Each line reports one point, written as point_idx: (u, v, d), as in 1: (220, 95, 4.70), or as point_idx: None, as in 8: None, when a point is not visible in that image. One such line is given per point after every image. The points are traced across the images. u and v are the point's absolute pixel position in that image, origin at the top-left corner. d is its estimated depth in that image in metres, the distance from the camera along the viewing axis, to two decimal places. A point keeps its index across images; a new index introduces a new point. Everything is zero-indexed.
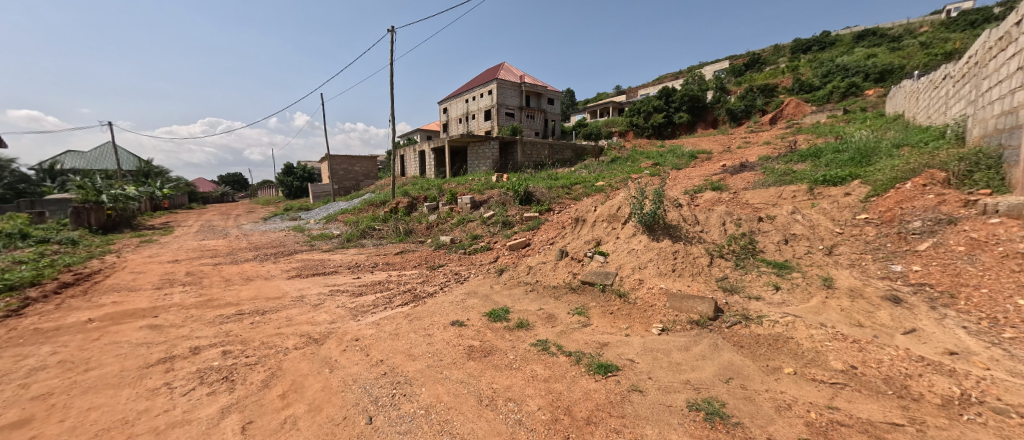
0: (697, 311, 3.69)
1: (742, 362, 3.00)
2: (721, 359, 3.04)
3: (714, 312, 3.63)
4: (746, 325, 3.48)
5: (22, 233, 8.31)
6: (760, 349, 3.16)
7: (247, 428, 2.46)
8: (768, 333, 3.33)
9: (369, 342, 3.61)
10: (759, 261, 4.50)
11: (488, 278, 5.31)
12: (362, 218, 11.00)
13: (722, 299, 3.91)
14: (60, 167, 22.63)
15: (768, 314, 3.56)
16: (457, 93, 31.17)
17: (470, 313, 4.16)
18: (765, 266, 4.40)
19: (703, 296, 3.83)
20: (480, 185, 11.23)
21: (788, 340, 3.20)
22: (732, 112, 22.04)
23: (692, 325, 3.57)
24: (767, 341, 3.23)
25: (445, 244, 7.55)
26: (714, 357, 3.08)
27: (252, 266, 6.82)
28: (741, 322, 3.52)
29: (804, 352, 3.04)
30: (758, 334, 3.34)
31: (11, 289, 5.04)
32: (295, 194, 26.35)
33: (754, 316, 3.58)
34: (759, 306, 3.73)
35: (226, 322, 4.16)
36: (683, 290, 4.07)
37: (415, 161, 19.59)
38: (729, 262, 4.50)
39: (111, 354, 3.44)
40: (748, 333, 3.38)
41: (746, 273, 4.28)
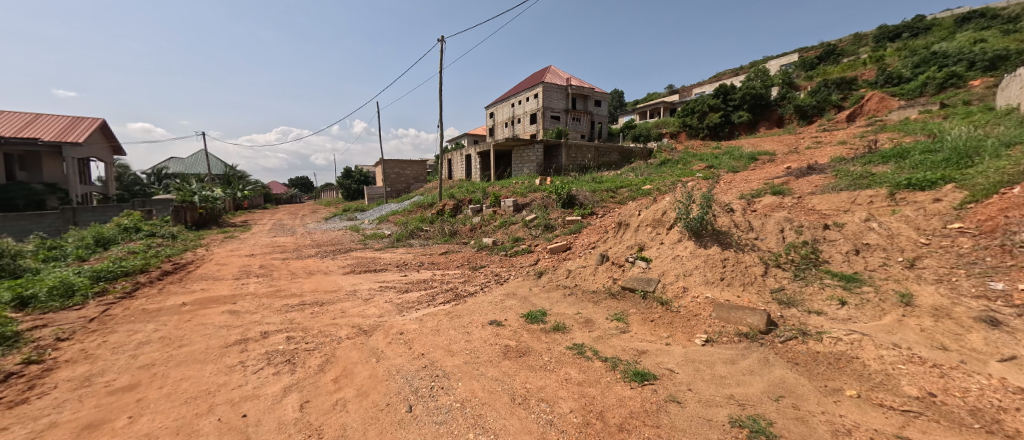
0: (747, 323, 3.50)
1: (796, 380, 2.83)
2: (772, 376, 2.88)
3: (766, 326, 3.43)
4: (803, 340, 3.25)
5: (136, 227, 9.82)
6: (817, 368, 2.95)
7: (305, 407, 2.75)
8: (829, 351, 3.10)
9: (413, 336, 3.86)
10: (823, 272, 4.16)
11: (527, 280, 5.40)
12: (411, 219, 11.61)
13: (776, 311, 3.67)
14: (165, 171, 26.31)
15: (829, 331, 3.30)
16: (504, 97, 31.68)
17: (508, 314, 4.28)
18: (829, 278, 4.06)
19: (754, 308, 3.62)
20: (523, 188, 11.39)
21: (853, 360, 2.96)
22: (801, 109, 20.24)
23: (740, 338, 3.40)
24: (825, 360, 3.01)
25: (487, 245, 7.76)
26: (764, 373, 2.92)
27: (314, 262, 7.47)
28: (797, 338, 3.30)
29: (871, 375, 2.80)
30: (816, 352, 3.11)
31: (127, 274, 5.99)
32: (352, 196, 28.27)
33: (812, 331, 3.34)
34: (820, 322, 3.47)
35: (290, 311, 4.65)
36: (732, 300, 3.87)
37: (461, 165, 20.21)
38: (787, 272, 4.21)
39: (198, 334, 3.99)
40: (806, 350, 3.16)
41: (807, 286, 3.98)
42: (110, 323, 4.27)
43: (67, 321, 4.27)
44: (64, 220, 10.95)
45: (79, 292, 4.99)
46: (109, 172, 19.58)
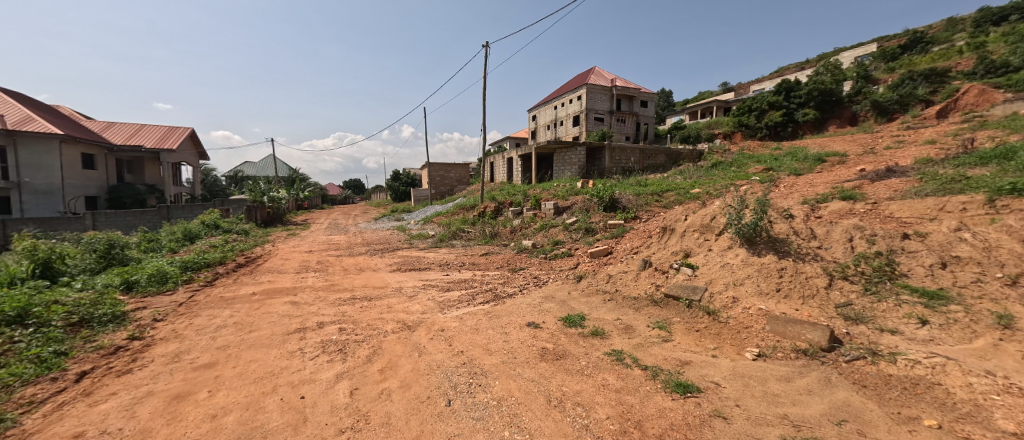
0: (806, 339, 3.14)
1: (863, 404, 2.47)
2: (834, 397, 2.55)
3: (830, 343, 3.04)
4: (873, 361, 2.86)
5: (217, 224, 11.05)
6: (890, 392, 2.56)
7: (355, 393, 2.97)
8: (904, 374, 2.70)
9: (453, 333, 4.01)
10: (899, 286, 3.69)
11: (566, 284, 5.37)
12: (454, 220, 11.97)
13: (841, 328, 3.29)
14: (240, 174, 29.24)
15: (906, 353, 2.88)
16: (547, 100, 31.69)
17: (546, 316, 4.29)
18: (908, 293, 3.60)
19: (816, 323, 3.24)
20: (565, 191, 11.33)
21: (935, 386, 2.55)
22: (880, 106, 17.73)
23: (798, 354, 3.05)
24: (899, 384, 2.62)
25: (527, 248, 7.82)
26: (825, 394, 2.59)
27: (365, 259, 7.94)
28: (866, 358, 2.91)
29: (957, 404, 2.38)
30: (889, 375, 2.72)
31: (209, 265, 6.74)
32: (400, 198, 29.56)
33: (885, 352, 2.93)
34: (895, 342, 3.05)
35: (343, 304, 4.99)
36: (789, 313, 3.53)
37: (503, 168, 20.47)
38: (856, 286, 3.79)
39: (266, 321, 4.41)
40: (876, 372, 2.77)
41: (880, 301, 3.55)
42: (194, 308, 4.84)
43: (162, 304, 4.90)
44: (160, 217, 12.49)
45: (171, 279, 5.70)
46: (196, 175, 22.03)
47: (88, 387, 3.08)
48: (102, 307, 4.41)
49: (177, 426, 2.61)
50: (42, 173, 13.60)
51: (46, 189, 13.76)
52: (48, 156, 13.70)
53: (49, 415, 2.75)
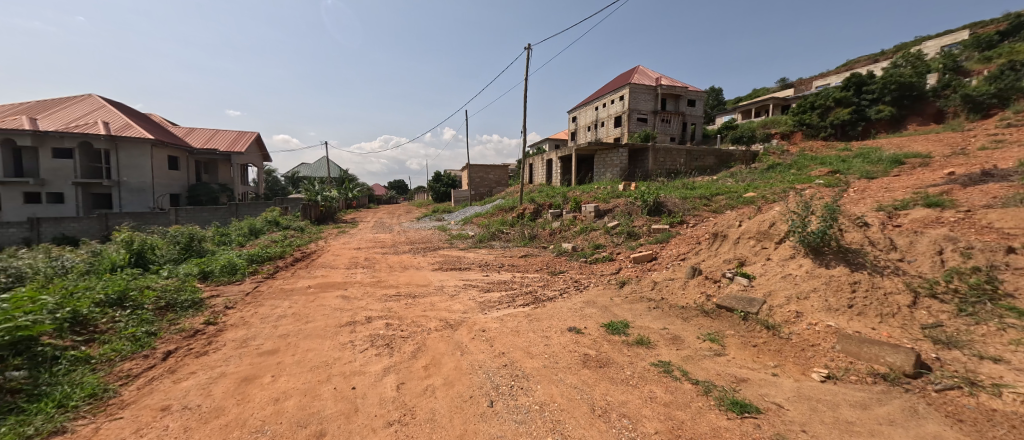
0: (885, 362, 2.82)
1: None
2: (921, 430, 2.25)
3: (916, 369, 2.70)
4: (970, 393, 2.49)
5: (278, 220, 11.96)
6: (993, 430, 2.20)
7: (401, 387, 3.07)
8: (1012, 410, 2.30)
9: (494, 334, 4.03)
10: (1003, 308, 3.12)
11: (608, 289, 5.23)
12: (493, 222, 12.08)
13: (929, 352, 2.91)
14: (297, 174, 31.47)
15: (1012, 385, 2.46)
16: (588, 101, 31.25)
17: (588, 322, 4.20)
18: (1015, 316, 3.02)
19: (897, 345, 2.91)
20: (606, 194, 11.09)
21: None
22: (973, 101, 15.41)
23: (875, 379, 2.75)
24: (1003, 420, 2.24)
25: (567, 251, 7.72)
26: (910, 426, 2.30)
27: (408, 258, 8.21)
28: (961, 388, 2.54)
29: None
30: (991, 410, 2.33)
31: (271, 258, 7.29)
32: (440, 198, 30.29)
33: (985, 383, 2.53)
34: (998, 371, 2.62)
35: (389, 301, 5.18)
36: (864, 333, 3.19)
37: (542, 170, 20.44)
38: (947, 306, 3.31)
39: (320, 313, 4.68)
40: (974, 405, 2.40)
41: (978, 325, 3.06)
42: (259, 297, 5.24)
43: (231, 293, 5.35)
44: (230, 214, 13.70)
45: (240, 270, 6.21)
46: (260, 175, 23.92)
47: (172, 365, 3.43)
48: (184, 293, 4.90)
49: (246, 406, 2.83)
50: (136, 174, 15.35)
51: (139, 187, 15.54)
52: (142, 158, 15.41)
53: (142, 387, 3.08)
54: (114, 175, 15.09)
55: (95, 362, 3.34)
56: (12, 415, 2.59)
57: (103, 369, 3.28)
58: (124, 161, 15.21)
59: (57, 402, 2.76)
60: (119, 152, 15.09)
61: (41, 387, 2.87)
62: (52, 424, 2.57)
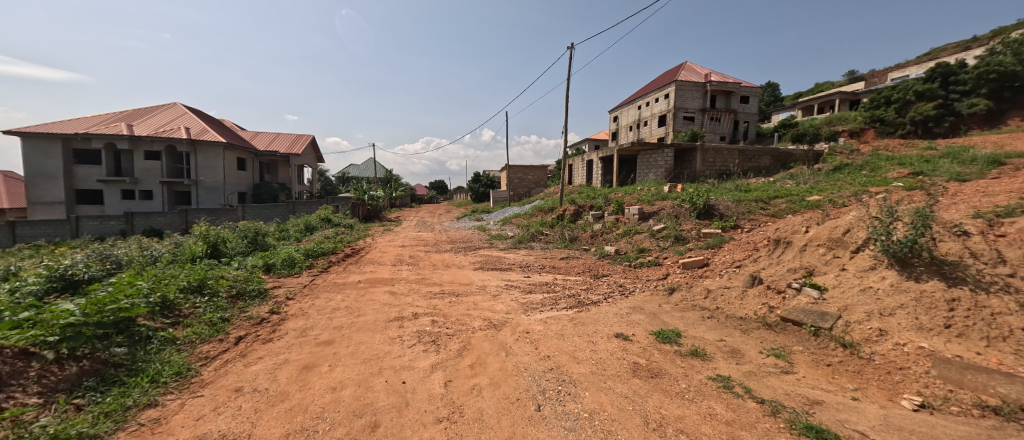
0: (995, 394, 2.47)
1: None
2: None
3: None
4: None
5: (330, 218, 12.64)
6: None
7: (449, 384, 3.10)
8: None
9: (538, 337, 3.98)
10: None
11: (655, 296, 5.00)
12: (533, 222, 12.04)
13: None
14: (346, 174, 33.21)
15: None
16: (630, 99, 30.36)
17: (636, 329, 4.04)
18: None
19: (1012, 374, 2.52)
20: (650, 195, 10.70)
21: None
22: None
23: (983, 412, 2.40)
24: None
25: (610, 254, 7.52)
26: None
27: (450, 256, 8.36)
28: None
29: None
30: None
31: (324, 253, 7.71)
32: (479, 199, 30.67)
33: None
34: None
35: (434, 298, 5.29)
36: (966, 358, 2.81)
37: (582, 171, 20.14)
38: None
39: (370, 307, 4.87)
40: None
41: None
42: (315, 290, 5.56)
43: (291, 285, 5.70)
44: (288, 211, 14.68)
45: (298, 264, 6.62)
46: (314, 175, 25.46)
47: (243, 349, 3.70)
48: (251, 283, 5.30)
49: (307, 393, 2.98)
50: (210, 174, 16.86)
51: (212, 186, 17.05)
52: (215, 160, 16.89)
53: (218, 369, 3.35)
54: (193, 176, 16.68)
55: (179, 343, 3.69)
56: (115, 387, 2.92)
57: (186, 349, 3.62)
58: (201, 162, 16.78)
59: (150, 377, 3.09)
60: (197, 154, 16.66)
61: (138, 363, 3.22)
62: (147, 397, 2.86)
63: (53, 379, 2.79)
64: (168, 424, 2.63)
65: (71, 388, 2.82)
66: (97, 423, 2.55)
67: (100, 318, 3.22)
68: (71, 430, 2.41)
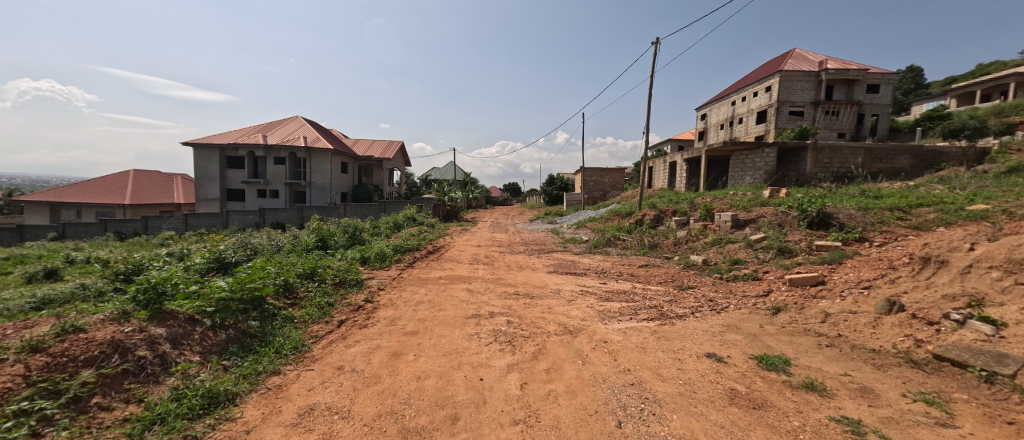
0: None
1: None
2: None
3: None
4: None
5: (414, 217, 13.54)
6: None
7: (525, 387, 3.06)
8: None
9: (617, 348, 3.76)
10: None
11: (755, 315, 4.40)
12: (609, 227, 11.56)
13: None
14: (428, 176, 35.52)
15: None
16: (722, 95, 27.76)
17: (732, 350, 3.61)
18: None
19: None
20: (745, 200, 9.59)
21: None
22: None
23: None
24: None
25: (696, 264, 6.88)
26: None
27: (524, 258, 8.40)
28: None
29: None
30: None
31: (410, 249, 8.27)
32: (553, 201, 30.52)
33: None
34: None
35: (510, 298, 5.34)
36: None
37: (664, 173, 18.89)
38: None
39: (450, 303, 5.06)
40: None
41: None
42: (402, 283, 5.98)
43: (382, 277, 6.21)
44: (380, 210, 16.11)
45: (388, 258, 7.19)
46: (402, 178, 27.65)
47: (344, 332, 4.10)
48: (351, 273, 5.89)
49: (396, 378, 3.18)
50: (321, 176, 19.38)
51: (321, 187, 19.54)
52: (324, 164, 19.37)
53: (325, 347, 3.76)
54: (308, 178, 19.31)
55: (297, 321, 4.23)
56: (251, 354, 3.43)
57: (301, 327, 4.13)
58: (314, 166, 19.36)
59: (276, 348, 3.58)
60: (311, 159, 19.28)
61: (268, 335, 3.76)
62: (273, 365, 3.31)
63: (209, 342, 3.37)
64: (288, 391, 2.99)
65: (221, 351, 3.38)
66: (238, 382, 3.02)
67: (242, 294, 3.84)
68: (221, 386, 2.88)
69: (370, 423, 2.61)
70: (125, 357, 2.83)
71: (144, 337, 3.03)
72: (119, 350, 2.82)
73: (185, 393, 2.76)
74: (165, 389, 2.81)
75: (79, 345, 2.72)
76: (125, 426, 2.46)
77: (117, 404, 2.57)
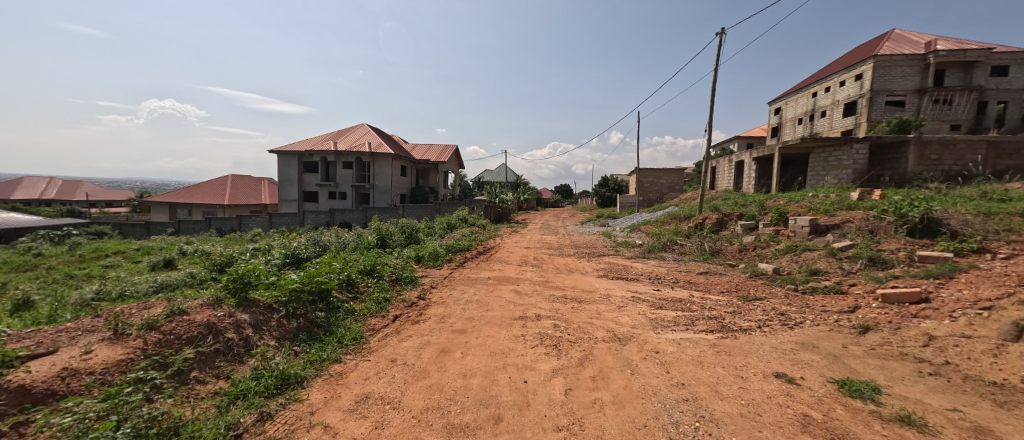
0: None
1: None
2: None
3: None
4: None
5: (466, 218, 13.91)
6: None
7: (569, 393, 2.95)
8: None
9: (670, 359, 3.51)
10: None
11: (837, 334, 3.88)
12: (664, 230, 10.96)
13: None
14: (481, 178, 36.32)
15: None
16: (800, 87, 25.18)
17: (806, 371, 3.20)
18: None
19: None
20: (827, 203, 8.57)
21: None
22: None
23: None
24: None
25: (765, 273, 6.25)
26: None
27: (573, 261, 8.22)
28: None
29: None
30: None
31: (461, 249, 8.47)
32: (605, 203, 29.75)
33: None
34: None
35: (557, 302, 5.23)
36: None
37: (729, 174, 17.52)
38: None
39: (498, 304, 5.08)
40: None
41: None
42: (452, 282, 6.13)
43: (434, 275, 6.42)
44: (435, 211, 16.72)
45: (440, 257, 7.41)
46: (456, 180, 28.53)
47: (398, 326, 4.28)
48: (406, 271, 6.15)
49: (443, 374, 3.24)
50: (382, 179, 20.63)
51: (383, 189, 20.80)
52: (386, 167, 20.61)
53: (381, 339, 3.95)
54: (371, 181, 20.67)
55: (357, 314, 4.50)
56: (318, 342, 3.70)
57: (361, 320, 4.38)
58: (377, 170, 20.68)
59: (339, 338, 3.83)
60: (375, 163, 20.62)
61: (332, 326, 4.04)
62: (335, 354, 3.54)
63: (284, 329, 3.70)
64: (347, 379, 3.17)
65: (293, 338, 3.69)
66: (306, 367, 3.27)
67: (311, 287, 4.17)
68: (292, 369, 3.14)
69: (417, 416, 2.67)
70: (218, 338, 3.18)
71: (232, 321, 3.39)
72: (212, 331, 3.19)
73: (263, 372, 3.04)
74: (247, 369, 3.12)
75: (182, 326, 3.11)
76: (216, 398, 2.76)
77: (209, 378, 2.90)
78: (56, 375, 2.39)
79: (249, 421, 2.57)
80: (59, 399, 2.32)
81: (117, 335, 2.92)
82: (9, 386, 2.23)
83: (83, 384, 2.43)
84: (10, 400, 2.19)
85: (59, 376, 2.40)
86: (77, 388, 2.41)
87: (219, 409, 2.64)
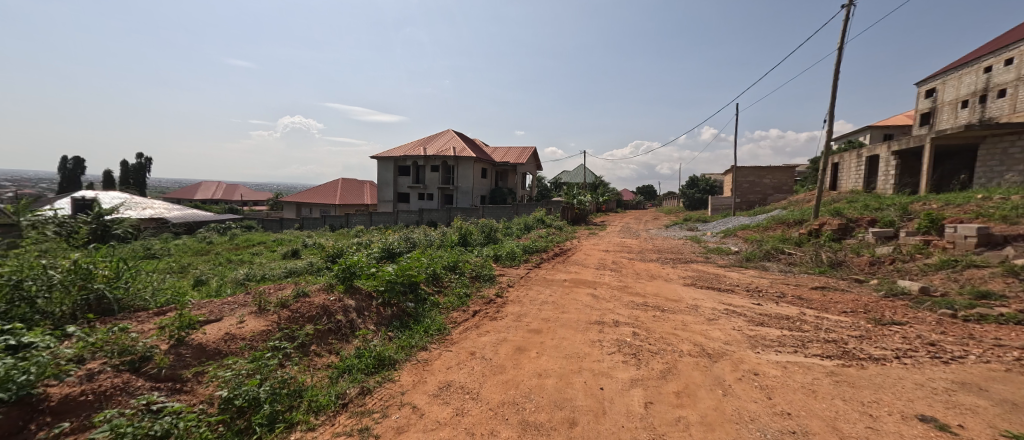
0: None
1: None
2: None
3: None
4: None
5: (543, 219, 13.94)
6: None
7: (650, 407, 2.75)
8: None
9: (772, 384, 3.07)
10: None
11: (1018, 376, 3.00)
12: (767, 237, 9.69)
13: None
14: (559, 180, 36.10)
15: None
16: (965, 62, 20.26)
17: (967, 418, 2.54)
18: None
19: None
20: (1003, 208, 6.75)
21: None
22: None
23: None
24: None
25: (906, 292, 5.14)
26: None
27: (656, 267, 7.70)
28: None
29: None
30: None
31: (537, 250, 8.49)
32: (694, 206, 27.46)
33: None
34: None
35: (638, 309, 4.93)
36: None
37: (855, 173, 14.83)
38: None
39: (575, 306, 4.96)
40: None
41: None
42: (529, 281, 6.16)
43: (512, 275, 6.52)
44: (513, 211, 17.12)
45: (518, 257, 7.52)
46: (534, 181, 28.79)
47: (476, 321, 4.43)
48: (485, 268, 6.37)
49: (520, 372, 3.26)
50: (465, 181, 21.86)
51: (465, 191, 21.98)
52: (469, 170, 21.75)
53: (461, 332, 4.13)
54: (455, 183, 21.99)
55: (440, 307, 4.77)
56: (407, 330, 4.01)
57: (444, 312, 4.64)
58: (460, 173, 21.93)
59: (426, 328, 4.10)
60: (458, 166, 21.90)
61: (420, 316, 4.35)
62: (423, 342, 3.79)
63: (380, 316, 4.07)
64: (432, 365, 3.37)
65: (387, 324, 4.06)
66: (399, 351, 3.56)
67: (403, 279, 4.54)
68: (387, 352, 3.44)
69: (494, 409, 2.72)
70: (330, 319, 3.63)
71: (341, 304, 3.84)
72: (326, 312, 3.64)
73: (364, 352, 3.39)
74: (352, 347, 3.51)
75: (304, 306, 3.60)
76: (329, 370, 3.16)
77: (324, 353, 3.32)
78: (221, 338, 2.93)
79: (353, 393, 2.89)
80: (223, 357, 2.82)
81: (260, 309, 3.48)
82: (192, 343, 2.77)
83: (238, 347, 2.95)
84: (193, 354, 2.71)
85: (222, 339, 2.93)
86: (234, 349, 2.92)
87: (331, 379, 3.02)
